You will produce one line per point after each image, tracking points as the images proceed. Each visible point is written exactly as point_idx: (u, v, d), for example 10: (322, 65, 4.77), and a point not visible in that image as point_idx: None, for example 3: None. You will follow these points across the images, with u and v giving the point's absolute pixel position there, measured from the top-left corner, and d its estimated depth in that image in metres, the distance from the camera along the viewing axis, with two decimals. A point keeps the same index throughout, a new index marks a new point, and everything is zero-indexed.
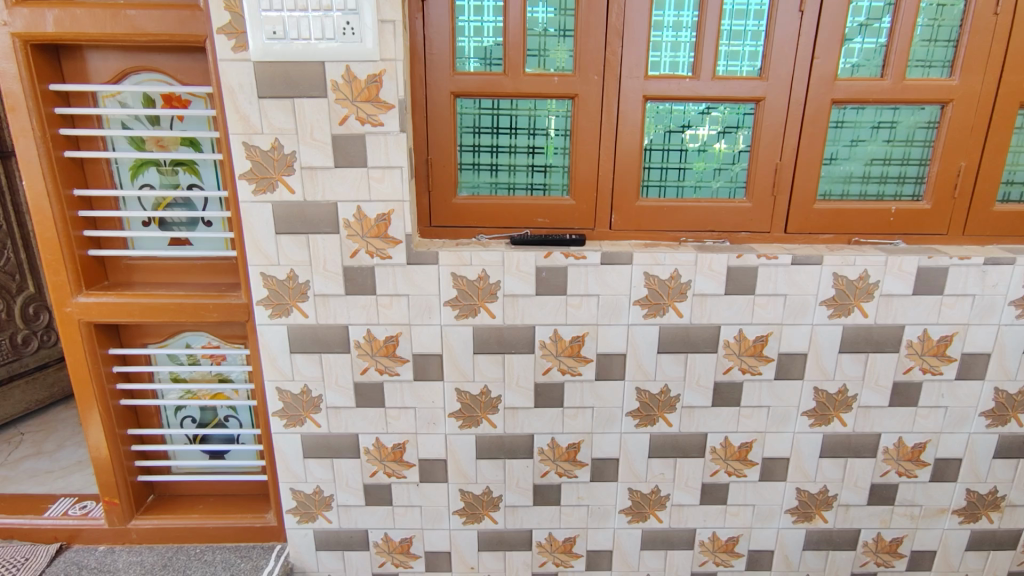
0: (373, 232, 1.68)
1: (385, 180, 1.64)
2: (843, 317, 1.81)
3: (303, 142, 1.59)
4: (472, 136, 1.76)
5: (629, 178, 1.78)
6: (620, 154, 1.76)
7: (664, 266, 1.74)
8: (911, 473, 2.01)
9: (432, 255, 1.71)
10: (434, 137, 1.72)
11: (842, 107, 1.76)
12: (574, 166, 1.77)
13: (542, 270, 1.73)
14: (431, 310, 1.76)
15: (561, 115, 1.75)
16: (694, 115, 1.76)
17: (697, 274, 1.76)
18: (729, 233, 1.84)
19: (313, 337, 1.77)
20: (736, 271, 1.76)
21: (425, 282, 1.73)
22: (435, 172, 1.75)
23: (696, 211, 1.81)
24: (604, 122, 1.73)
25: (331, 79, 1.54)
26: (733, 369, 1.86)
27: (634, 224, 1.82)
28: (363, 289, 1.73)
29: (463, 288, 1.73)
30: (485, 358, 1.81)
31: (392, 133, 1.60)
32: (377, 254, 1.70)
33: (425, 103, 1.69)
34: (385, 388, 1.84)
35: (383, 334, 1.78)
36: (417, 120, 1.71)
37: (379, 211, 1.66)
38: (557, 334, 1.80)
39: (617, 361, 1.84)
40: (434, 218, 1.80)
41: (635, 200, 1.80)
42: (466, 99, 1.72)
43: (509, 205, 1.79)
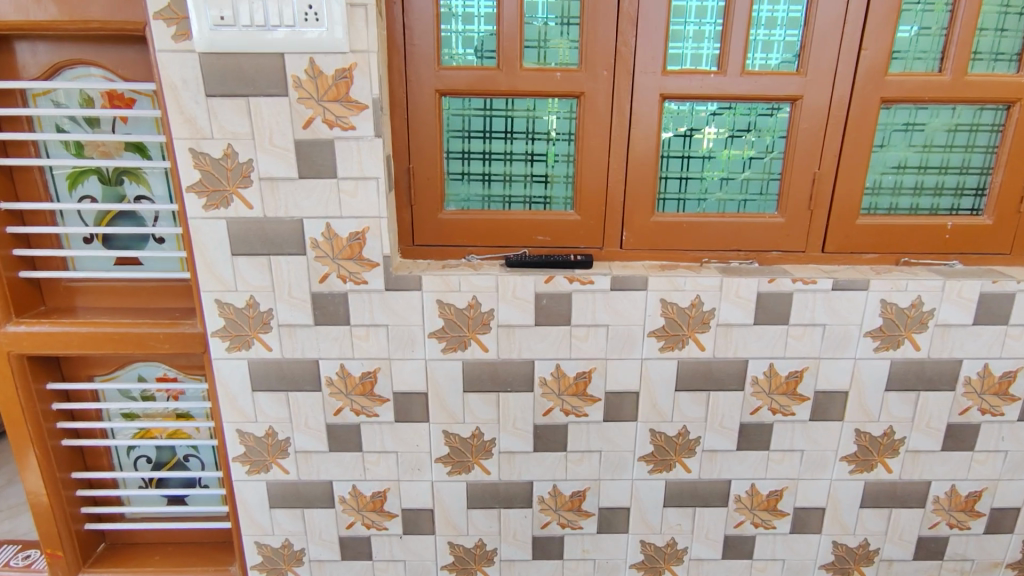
0: (346, 254, 1.44)
1: (358, 194, 1.40)
2: (891, 350, 1.56)
3: (260, 149, 1.35)
4: (460, 142, 1.52)
5: (643, 190, 1.54)
6: (632, 162, 1.51)
7: (684, 293, 1.50)
8: (964, 525, 1.76)
9: (415, 280, 1.47)
10: (416, 143, 1.48)
11: (892, 107, 1.50)
12: (579, 176, 1.53)
13: (542, 297, 1.49)
14: (415, 342, 1.53)
15: (564, 117, 1.51)
16: (719, 117, 1.52)
17: (722, 301, 1.51)
18: (758, 253, 1.59)
19: (278, 373, 1.53)
20: (767, 298, 1.51)
21: (406, 310, 1.50)
22: (418, 182, 1.51)
23: (721, 228, 1.57)
24: (614, 125, 1.49)
25: (292, 74, 1.30)
26: (762, 409, 1.62)
27: (649, 243, 1.57)
28: (335, 319, 1.50)
29: (451, 318, 1.50)
30: (476, 397, 1.58)
31: (366, 138, 1.36)
32: (350, 279, 1.47)
33: (404, 103, 1.45)
34: (362, 431, 1.60)
35: (360, 370, 1.54)
36: (396, 123, 1.47)
37: (352, 229, 1.43)
38: (559, 370, 1.56)
39: (629, 400, 1.61)
40: (417, 236, 1.56)
41: (650, 215, 1.56)
42: (454, 99, 1.48)
43: (504, 220, 1.55)
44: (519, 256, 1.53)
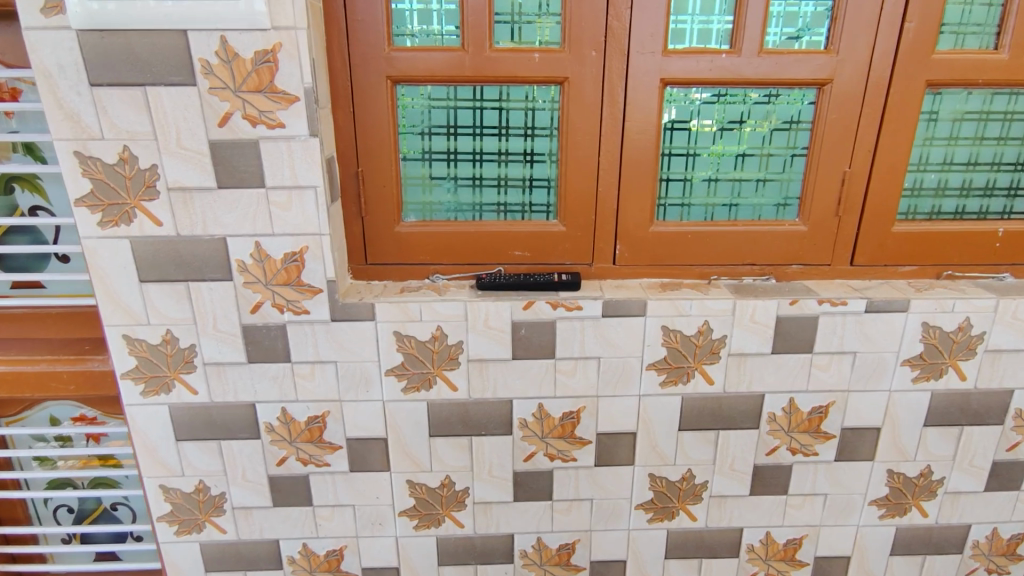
0: (281, 279, 1.18)
1: (292, 207, 1.14)
2: (933, 381, 1.33)
3: (165, 152, 1.09)
4: (420, 139, 1.25)
5: (641, 196, 1.28)
6: (628, 162, 1.26)
7: (689, 318, 1.26)
8: (1006, 571, 1.55)
9: (368, 308, 1.22)
10: (365, 142, 1.22)
11: (939, 93, 1.25)
12: (564, 180, 1.27)
13: (521, 326, 1.25)
14: (370, 381, 1.28)
15: (545, 108, 1.24)
16: (730, 107, 1.26)
17: (735, 328, 1.27)
18: (776, 268, 1.35)
19: (206, 420, 1.28)
20: (789, 323, 1.27)
21: (358, 344, 1.25)
22: (370, 190, 1.25)
23: (732, 238, 1.32)
24: (606, 118, 1.23)
25: (200, 57, 1.03)
26: (780, 449, 1.39)
27: (648, 258, 1.33)
28: (272, 356, 1.24)
29: (413, 352, 1.26)
30: (445, 442, 1.34)
31: (299, 138, 1.09)
32: (288, 309, 1.21)
33: (349, 93, 1.18)
34: (311, 483, 1.36)
35: (305, 415, 1.30)
36: (339, 118, 1.20)
37: (288, 249, 1.17)
38: (542, 410, 1.33)
39: (624, 442, 1.37)
40: (371, 253, 1.30)
41: (648, 224, 1.31)
42: (410, 87, 1.21)
43: (475, 233, 1.29)
44: (492, 277, 1.28)
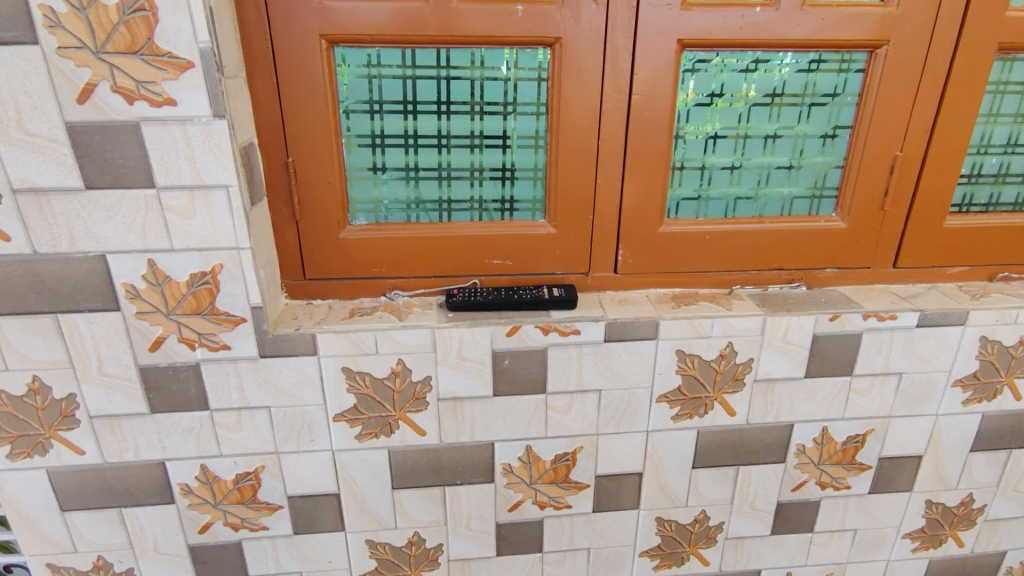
0: (187, 308, 0.89)
1: (196, 215, 0.84)
2: (985, 402, 1.14)
3: (4, 140, 0.77)
4: (368, 119, 0.96)
5: (650, 190, 1.03)
6: (636, 148, 1.00)
7: (710, 340, 1.03)
8: None
9: (307, 341, 0.94)
10: (295, 124, 0.92)
11: (1010, 58, 1.02)
12: (555, 171, 1.01)
13: (503, 356, 0.99)
14: (314, 429, 1.01)
15: (530, 79, 0.96)
16: (763, 76, 1.01)
17: (764, 350, 1.05)
18: (806, 272, 1.12)
19: (101, 485, 1.00)
20: (827, 343, 1.05)
21: (296, 385, 0.97)
22: (304, 185, 0.96)
23: (758, 239, 1.09)
24: (609, 91, 0.96)
25: (40, 3, 0.72)
26: (809, 484, 1.18)
27: (657, 265, 1.08)
28: (182, 405, 0.96)
29: (368, 392, 0.99)
30: (412, 495, 1.09)
31: (198, 120, 0.79)
32: (201, 345, 0.92)
33: (269, 57, 0.88)
34: (245, 551, 1.09)
35: (232, 473, 1.02)
36: (256, 89, 0.90)
37: (194, 269, 0.87)
38: (531, 452, 1.08)
39: (629, 484, 1.14)
40: (310, 266, 1.02)
41: (657, 224, 1.06)
42: (353, 49, 0.91)
43: (443, 238, 1.02)
44: (466, 292, 1.01)
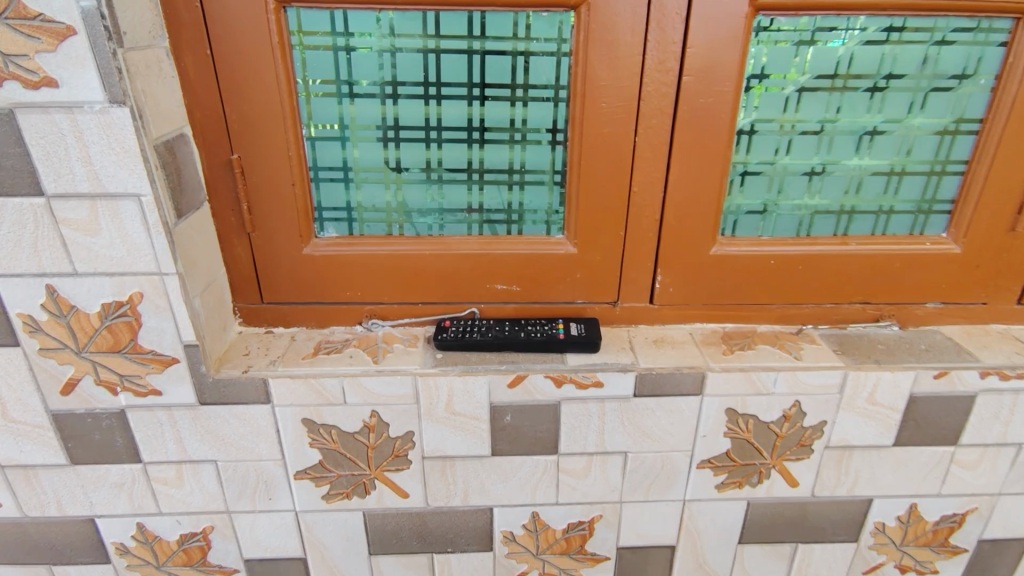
0: (103, 346, 0.70)
1: (101, 230, 0.65)
2: None
3: None
4: (335, 104, 0.74)
5: (701, 201, 0.79)
6: (684, 146, 0.76)
7: (771, 399, 0.80)
8: None
9: (256, 388, 0.75)
10: (239, 111, 0.71)
11: None
12: (577, 175, 0.78)
13: (504, 411, 0.79)
14: (271, 488, 0.82)
15: (547, 53, 0.73)
16: (865, 51, 0.74)
17: (844, 411, 0.81)
18: (901, 308, 0.87)
19: (25, 541, 0.84)
20: (927, 405, 0.81)
21: (247, 438, 0.78)
22: (255, 189, 0.76)
23: (840, 264, 0.84)
24: (652, 70, 0.72)
25: None
26: (886, 567, 0.95)
27: (705, 295, 0.85)
28: (108, 457, 0.78)
29: (336, 447, 0.80)
30: (393, 563, 0.90)
31: (90, 108, 0.59)
32: (125, 390, 0.73)
33: (200, 22, 0.67)
34: None
35: (175, 533, 0.84)
36: (187, 66, 0.69)
37: (106, 298, 0.68)
38: (538, 520, 0.88)
39: (659, 559, 0.93)
40: (268, 288, 0.82)
41: (708, 243, 0.82)
42: (312, 12, 0.69)
43: (433, 256, 0.81)
44: (461, 325, 0.80)
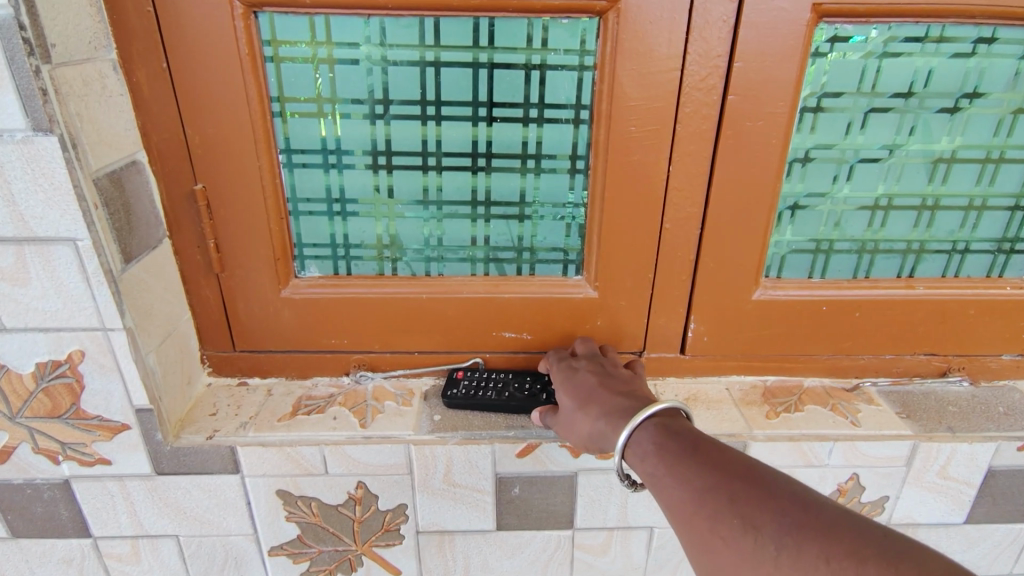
0: (39, 411, 0.60)
1: (31, 280, 0.54)
2: None
3: None
4: (317, 126, 0.63)
5: (746, 239, 0.67)
6: (727, 176, 0.64)
7: (823, 471, 0.69)
8: None
9: (222, 457, 0.64)
10: (202, 133, 0.60)
11: None
12: (600, 209, 0.66)
13: (511, 482, 0.68)
14: (243, 564, 0.71)
15: (566, 66, 0.62)
16: (944, 66, 0.62)
17: (909, 488, 0.71)
18: (972, 360, 0.74)
19: None
20: (1006, 480, 0.70)
21: (213, 511, 0.68)
22: (223, 224, 0.65)
23: (906, 312, 0.71)
24: (691, 87, 0.61)
25: None
26: None
27: (745, 345, 0.73)
28: (53, 531, 0.68)
29: (317, 521, 0.69)
30: None
31: (9, 136, 0.49)
32: (69, 458, 0.63)
33: (153, 28, 0.56)
34: None
35: None
36: (139, 81, 0.58)
37: (41, 356, 0.58)
38: None
39: None
40: (240, 334, 0.70)
41: (751, 287, 0.70)
42: (286, 17, 0.58)
43: (430, 301, 0.70)
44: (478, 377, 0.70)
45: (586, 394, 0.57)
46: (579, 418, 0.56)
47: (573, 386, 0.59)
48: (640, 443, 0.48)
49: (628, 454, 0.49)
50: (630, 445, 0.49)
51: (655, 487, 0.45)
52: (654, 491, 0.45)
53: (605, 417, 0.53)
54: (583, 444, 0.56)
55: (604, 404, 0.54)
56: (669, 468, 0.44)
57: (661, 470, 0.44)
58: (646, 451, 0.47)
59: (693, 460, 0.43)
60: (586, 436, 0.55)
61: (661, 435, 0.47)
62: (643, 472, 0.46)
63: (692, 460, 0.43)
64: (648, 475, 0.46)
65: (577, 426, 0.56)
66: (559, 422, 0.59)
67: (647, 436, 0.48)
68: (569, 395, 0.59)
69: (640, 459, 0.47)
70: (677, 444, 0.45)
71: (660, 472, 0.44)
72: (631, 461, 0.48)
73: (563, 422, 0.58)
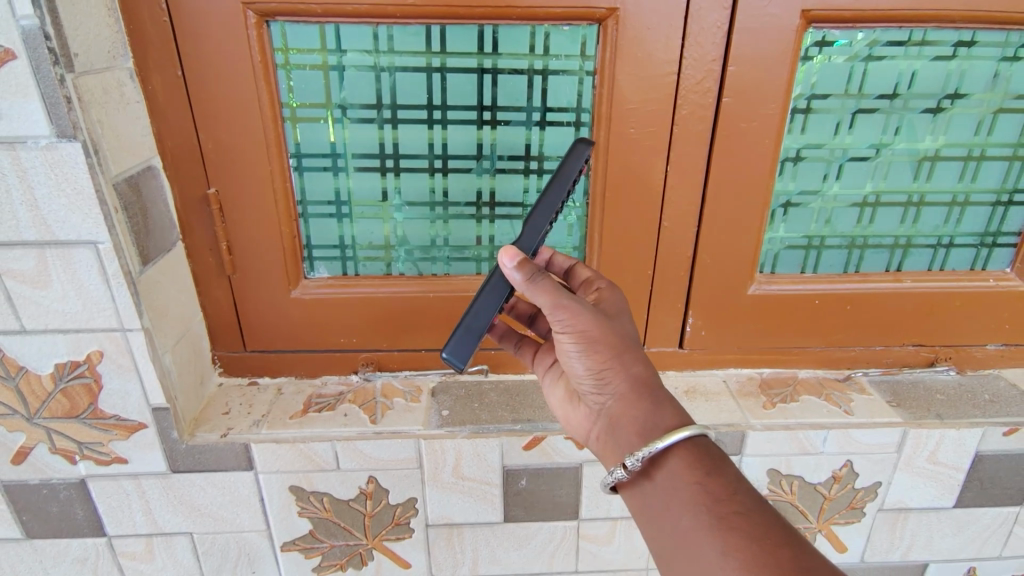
0: (57, 411, 0.61)
1: (52, 283, 0.56)
2: None
3: None
4: (326, 130, 0.65)
5: (741, 237, 0.70)
6: (722, 175, 0.67)
7: (819, 459, 0.72)
8: None
9: (237, 454, 0.66)
10: (216, 139, 0.62)
11: None
12: (601, 208, 0.68)
13: (519, 475, 0.70)
14: (256, 560, 0.73)
15: (567, 71, 0.64)
16: (928, 68, 0.66)
17: (901, 474, 0.73)
18: (958, 351, 0.77)
19: None
20: (993, 464, 0.73)
21: (227, 508, 0.69)
22: (235, 227, 0.66)
23: (895, 305, 0.74)
24: (688, 90, 0.63)
25: None
26: None
27: (741, 338, 0.76)
28: (68, 531, 0.69)
29: (329, 516, 0.71)
30: None
31: (34, 143, 0.50)
32: (85, 458, 0.65)
33: (169, 37, 0.58)
34: None
35: None
36: (154, 88, 0.60)
37: (60, 357, 0.59)
38: None
39: None
40: (251, 334, 0.72)
41: (746, 282, 0.73)
42: (297, 25, 0.60)
43: (437, 299, 0.72)
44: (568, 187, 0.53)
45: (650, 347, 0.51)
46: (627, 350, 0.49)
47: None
48: (703, 459, 0.45)
49: (681, 451, 0.45)
50: (692, 451, 0.45)
51: (708, 512, 0.42)
52: (695, 509, 0.42)
53: (664, 397, 0.48)
54: (607, 367, 0.49)
55: (661, 382, 0.49)
56: (741, 511, 0.41)
57: (730, 507, 0.42)
58: (714, 471, 0.44)
59: (774, 519, 0.41)
60: (618, 365, 0.48)
61: (734, 472, 0.44)
62: (698, 485, 0.43)
63: (774, 519, 0.41)
64: (706, 495, 0.43)
65: (626, 357, 0.49)
66: (605, 323, 0.48)
67: (718, 459, 0.45)
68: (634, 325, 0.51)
69: (701, 473, 0.44)
70: (753, 493, 0.43)
71: (726, 506, 0.42)
72: (683, 462, 0.45)
73: (614, 329, 0.49)
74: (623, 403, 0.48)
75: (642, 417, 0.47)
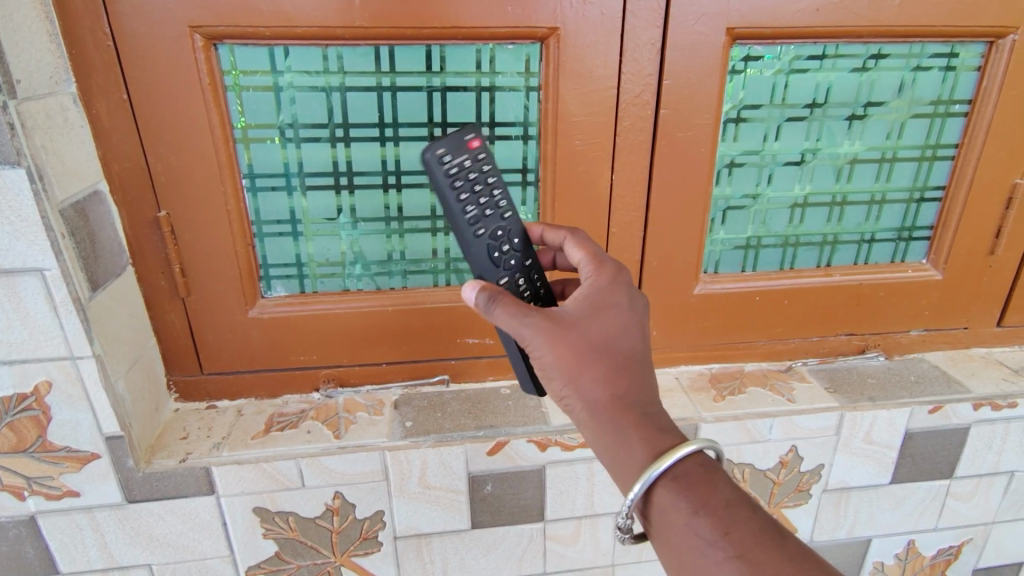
0: (3, 446, 0.59)
1: None
2: None
3: None
4: (278, 149, 0.66)
5: (684, 239, 0.74)
6: (664, 183, 0.71)
7: (767, 446, 0.76)
8: None
9: (197, 478, 0.65)
10: (164, 161, 0.62)
11: None
12: (552, 217, 0.71)
13: (484, 481, 0.71)
14: None
15: (513, 87, 0.67)
16: (842, 80, 0.72)
17: (840, 456, 0.79)
18: (886, 337, 0.83)
19: None
20: (923, 441, 0.79)
21: (188, 535, 0.68)
22: (188, 250, 0.66)
23: (827, 298, 0.80)
24: (628, 103, 0.67)
25: None
26: None
27: (690, 336, 0.80)
28: (17, 569, 0.67)
29: (295, 536, 0.70)
30: None
31: None
32: (35, 493, 0.63)
33: (113, 61, 0.58)
34: None
35: None
36: (99, 113, 0.59)
37: (6, 390, 0.58)
38: None
39: None
40: (208, 357, 0.71)
41: (692, 281, 0.77)
42: (245, 47, 0.61)
43: (396, 313, 0.73)
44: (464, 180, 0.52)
45: (624, 351, 0.47)
46: (590, 366, 0.46)
47: (607, 325, 0.47)
48: (692, 489, 0.44)
49: (664, 488, 0.44)
50: (675, 485, 0.44)
51: (706, 558, 0.42)
52: (691, 553, 0.42)
53: (634, 420, 0.46)
54: (568, 392, 0.47)
55: (630, 400, 0.46)
56: (739, 553, 0.41)
57: (726, 549, 0.41)
58: (703, 507, 0.43)
59: (774, 553, 0.41)
60: (578, 391, 0.46)
61: (723, 498, 0.44)
62: (688, 527, 0.43)
63: (775, 556, 0.40)
64: (699, 539, 0.42)
65: (584, 380, 0.46)
66: (559, 343, 0.46)
67: (705, 489, 0.44)
68: (597, 330, 0.47)
69: (688, 513, 0.43)
70: (747, 522, 0.42)
71: (722, 550, 0.41)
72: (670, 501, 0.44)
73: (569, 347, 0.46)
74: (591, 429, 0.47)
75: (610, 449, 0.46)
